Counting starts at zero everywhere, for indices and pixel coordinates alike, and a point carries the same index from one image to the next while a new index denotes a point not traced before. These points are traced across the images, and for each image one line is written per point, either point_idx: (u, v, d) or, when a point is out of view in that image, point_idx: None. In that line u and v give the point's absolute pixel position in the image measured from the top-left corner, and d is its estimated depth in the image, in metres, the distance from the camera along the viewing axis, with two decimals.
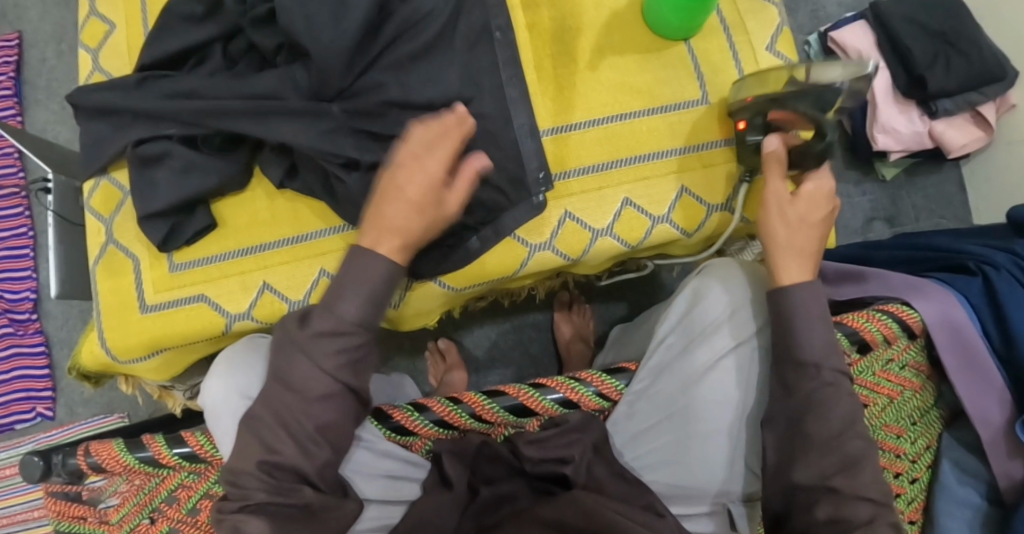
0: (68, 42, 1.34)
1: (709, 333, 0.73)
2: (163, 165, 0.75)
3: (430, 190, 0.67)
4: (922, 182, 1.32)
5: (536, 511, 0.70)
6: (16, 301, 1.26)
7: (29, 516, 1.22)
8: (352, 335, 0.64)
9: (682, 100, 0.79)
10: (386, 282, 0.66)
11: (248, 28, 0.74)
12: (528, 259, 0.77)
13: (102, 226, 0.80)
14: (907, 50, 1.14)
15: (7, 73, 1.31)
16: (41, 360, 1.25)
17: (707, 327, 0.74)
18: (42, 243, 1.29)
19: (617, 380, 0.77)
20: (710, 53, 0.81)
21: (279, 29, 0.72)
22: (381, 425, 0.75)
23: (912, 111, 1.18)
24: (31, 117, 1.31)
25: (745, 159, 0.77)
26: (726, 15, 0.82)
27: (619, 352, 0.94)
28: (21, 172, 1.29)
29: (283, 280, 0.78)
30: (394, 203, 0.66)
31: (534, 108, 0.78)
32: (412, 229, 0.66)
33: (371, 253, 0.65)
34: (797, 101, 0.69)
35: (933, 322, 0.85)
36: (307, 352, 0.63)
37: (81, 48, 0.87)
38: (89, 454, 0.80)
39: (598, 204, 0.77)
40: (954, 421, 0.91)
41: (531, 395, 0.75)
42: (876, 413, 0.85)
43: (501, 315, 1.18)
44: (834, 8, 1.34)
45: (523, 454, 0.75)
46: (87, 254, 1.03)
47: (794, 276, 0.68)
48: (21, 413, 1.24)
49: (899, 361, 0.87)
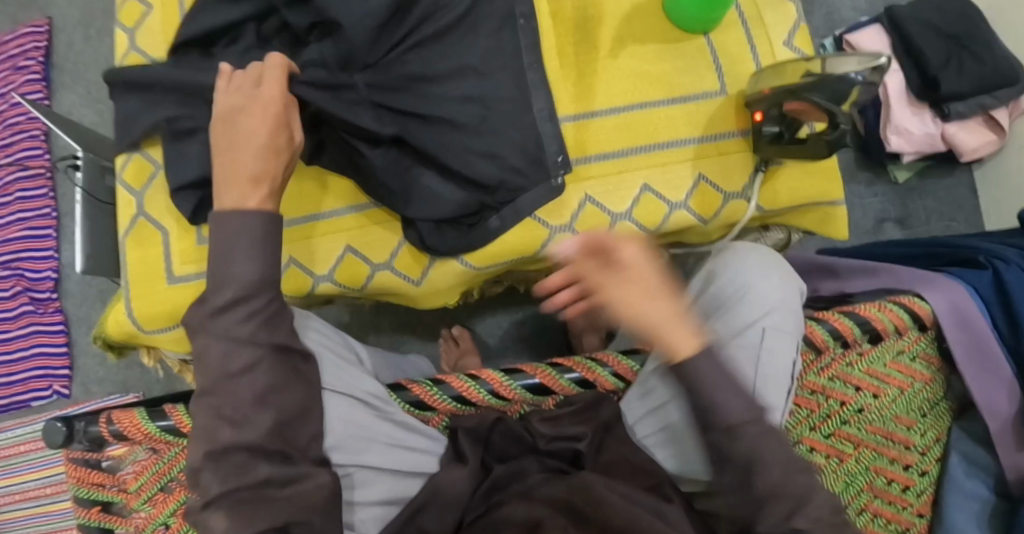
0: (95, 29, 1.37)
1: (722, 309, 0.76)
2: (193, 140, 0.77)
3: (257, 127, 0.68)
4: (933, 185, 1.33)
5: (541, 489, 0.70)
6: (38, 279, 1.28)
7: (42, 493, 1.24)
8: (248, 289, 0.62)
9: (701, 90, 0.81)
10: (262, 225, 0.64)
11: (280, 9, 0.76)
12: (548, 241, 0.78)
13: (133, 199, 0.82)
14: (920, 53, 1.16)
15: (36, 58, 1.34)
16: (60, 338, 1.27)
17: (720, 304, 0.77)
18: (65, 224, 1.32)
19: (633, 360, 0.79)
20: (729, 45, 0.82)
21: (310, 10, 0.74)
22: (400, 398, 0.77)
23: (925, 112, 1.20)
24: (58, 101, 1.34)
25: (762, 149, 0.78)
26: (745, 8, 0.84)
27: (634, 339, 0.95)
28: (46, 154, 1.31)
29: (306, 255, 0.78)
30: (232, 154, 0.67)
31: (556, 94, 0.80)
32: (266, 170, 0.67)
33: (233, 208, 0.64)
34: (811, 93, 0.69)
35: (944, 313, 0.87)
36: (213, 325, 0.61)
37: (117, 28, 0.91)
38: (110, 422, 0.81)
39: (617, 189, 0.79)
40: (963, 414, 0.92)
41: (549, 373, 0.77)
42: (885, 404, 0.87)
43: (514, 305, 1.19)
44: (848, 12, 1.35)
45: (536, 431, 0.77)
46: (112, 232, 1.05)
47: (685, 349, 0.64)
48: (37, 391, 1.26)
49: (910, 352, 0.88)
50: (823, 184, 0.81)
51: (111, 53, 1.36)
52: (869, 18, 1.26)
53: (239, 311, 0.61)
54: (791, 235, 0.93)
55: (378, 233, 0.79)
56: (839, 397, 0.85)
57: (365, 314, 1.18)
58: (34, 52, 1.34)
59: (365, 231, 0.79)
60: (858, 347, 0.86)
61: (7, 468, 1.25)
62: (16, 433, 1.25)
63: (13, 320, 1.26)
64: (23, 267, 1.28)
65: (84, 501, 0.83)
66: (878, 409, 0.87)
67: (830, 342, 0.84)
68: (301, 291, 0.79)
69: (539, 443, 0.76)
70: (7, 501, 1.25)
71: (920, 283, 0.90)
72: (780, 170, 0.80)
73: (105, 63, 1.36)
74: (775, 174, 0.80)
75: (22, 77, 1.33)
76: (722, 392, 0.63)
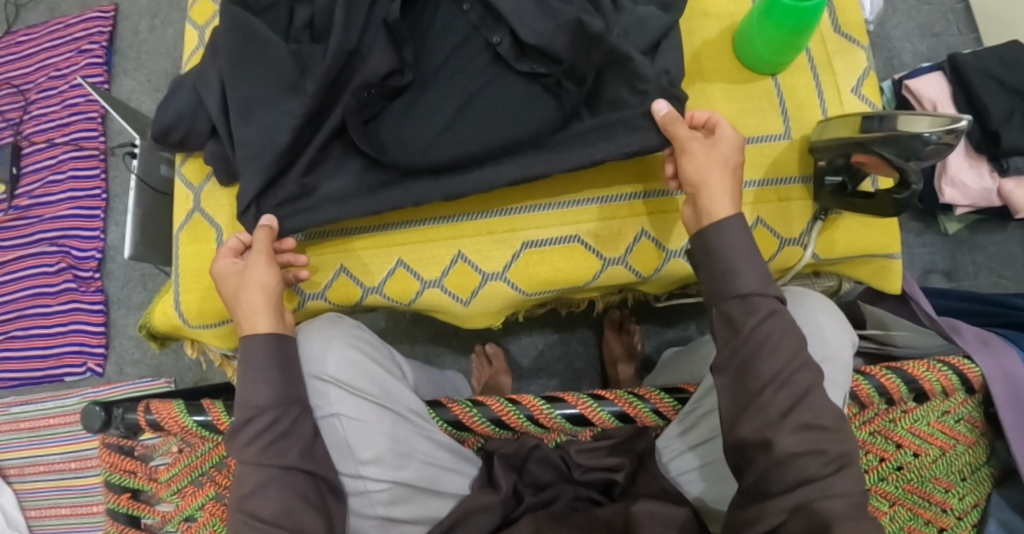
0: (161, 19, 1.39)
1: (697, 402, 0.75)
2: (244, 137, 0.77)
3: (267, 276, 0.72)
4: (984, 239, 1.30)
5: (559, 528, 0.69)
6: (82, 258, 1.30)
7: (68, 466, 1.26)
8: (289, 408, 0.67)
9: (767, 132, 0.81)
10: (275, 350, 0.69)
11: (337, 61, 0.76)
12: (601, 272, 0.80)
13: (190, 194, 0.86)
14: (980, 105, 1.13)
15: (99, 42, 1.37)
16: (98, 317, 1.28)
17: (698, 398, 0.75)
18: (113, 205, 1.33)
19: (674, 399, 0.77)
20: (797, 90, 0.82)
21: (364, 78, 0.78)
22: (439, 417, 0.78)
23: (983, 166, 1.15)
24: (117, 86, 1.37)
25: (823, 199, 0.77)
26: (815, 53, 0.83)
27: (671, 375, 0.94)
28: (102, 136, 1.33)
29: (361, 266, 0.81)
30: (245, 293, 0.71)
31: (619, 174, 0.80)
32: (273, 304, 0.71)
33: (252, 336, 0.69)
34: (882, 147, 0.68)
35: (993, 378, 0.81)
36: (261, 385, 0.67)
37: (188, 24, 0.93)
38: (149, 412, 0.81)
39: (676, 225, 0.79)
40: (1003, 480, 0.87)
41: (589, 404, 0.76)
42: (925, 463, 0.81)
43: (551, 326, 1.19)
44: (909, 57, 1.34)
45: (572, 461, 0.76)
46: (162, 222, 1.06)
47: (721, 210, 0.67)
48: (72, 366, 1.27)
49: (956, 414, 0.82)
50: (883, 239, 0.80)
51: (172, 44, 1.38)
52: (930, 64, 1.22)
53: (265, 417, 0.65)
54: (841, 283, 0.93)
55: (434, 249, 0.80)
56: (878, 452, 0.80)
57: (403, 321, 1.20)
58: (98, 36, 1.37)
59: (424, 246, 0.80)
60: (902, 405, 0.80)
61: (36, 439, 1.28)
62: (49, 405, 1.28)
63: (55, 296, 1.29)
64: (69, 245, 1.30)
65: (114, 487, 0.82)
66: (918, 469, 0.80)
67: (875, 398, 0.79)
68: (349, 300, 0.82)
69: (575, 474, 0.76)
70: (34, 470, 1.27)
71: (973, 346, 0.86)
72: (839, 218, 0.80)
73: (166, 53, 1.37)
74: (833, 223, 0.80)
75: (84, 60, 1.36)
76: (742, 275, 0.65)
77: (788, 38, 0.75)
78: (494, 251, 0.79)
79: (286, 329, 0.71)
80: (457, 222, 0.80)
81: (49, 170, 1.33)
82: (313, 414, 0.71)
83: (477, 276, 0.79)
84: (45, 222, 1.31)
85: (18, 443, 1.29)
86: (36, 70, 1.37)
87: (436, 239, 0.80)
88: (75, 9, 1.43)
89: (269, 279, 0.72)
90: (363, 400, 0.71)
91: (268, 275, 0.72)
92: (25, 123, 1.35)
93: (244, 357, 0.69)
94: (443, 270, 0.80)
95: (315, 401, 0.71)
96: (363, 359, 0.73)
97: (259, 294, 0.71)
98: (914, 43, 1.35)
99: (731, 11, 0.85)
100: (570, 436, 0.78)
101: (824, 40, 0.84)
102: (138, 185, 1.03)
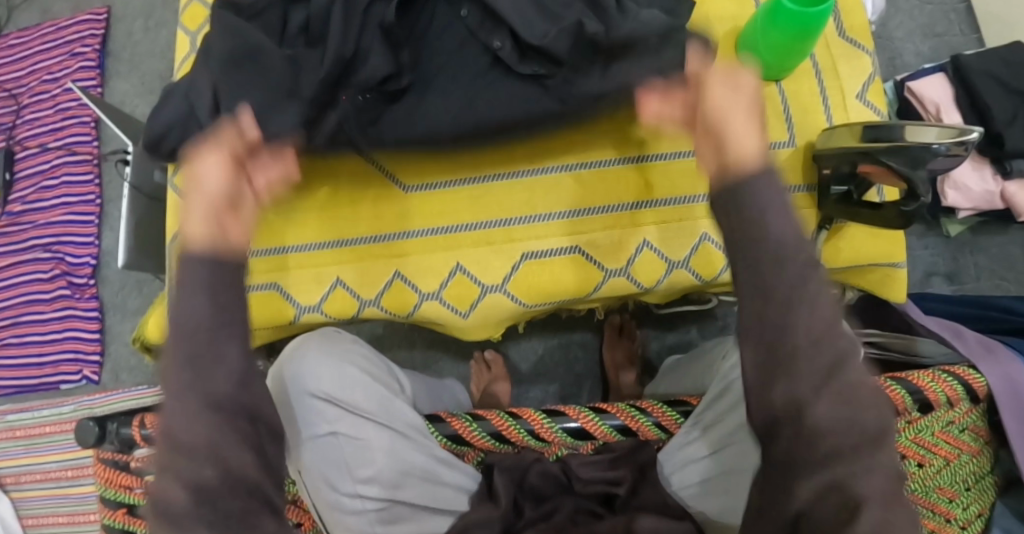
0: (154, 21, 1.37)
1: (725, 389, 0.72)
2: None
3: (217, 174, 0.56)
4: (987, 241, 1.28)
5: None
6: (77, 264, 1.28)
7: (64, 475, 1.25)
8: None
9: (771, 139, 0.79)
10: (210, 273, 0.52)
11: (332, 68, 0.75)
12: (602, 283, 0.79)
13: None
14: (983, 107, 1.12)
15: (92, 45, 1.35)
16: (93, 324, 1.27)
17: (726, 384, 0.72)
18: (108, 211, 1.32)
19: (676, 411, 0.77)
20: (801, 96, 0.81)
21: (360, 85, 0.77)
22: (439, 432, 0.78)
23: (986, 168, 1.14)
24: (111, 89, 1.35)
25: (827, 208, 0.76)
26: (819, 58, 0.82)
27: (673, 384, 0.93)
28: (95, 141, 1.32)
29: (358, 279, 0.80)
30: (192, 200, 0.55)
31: (617, 182, 0.79)
32: (218, 203, 0.55)
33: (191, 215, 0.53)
34: (888, 157, 0.67)
35: (997, 388, 0.80)
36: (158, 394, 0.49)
37: (181, 30, 0.91)
38: (144, 426, 0.80)
39: (677, 236, 0.78)
40: (1008, 489, 0.86)
41: (590, 418, 0.77)
42: (929, 474, 0.80)
43: (550, 331, 1.18)
44: (911, 58, 1.33)
45: (573, 474, 0.75)
46: (157, 229, 1.05)
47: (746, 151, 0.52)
48: (67, 374, 1.26)
49: (960, 424, 0.81)
50: (887, 248, 0.79)
51: (165, 46, 1.36)
52: (933, 65, 1.21)
53: None
54: (845, 290, 0.92)
55: (433, 260, 0.79)
56: None
57: (401, 327, 1.19)
58: (91, 39, 1.35)
59: (422, 259, 0.79)
60: (907, 416, 0.79)
61: (32, 447, 1.27)
62: (45, 413, 1.27)
63: (50, 302, 1.27)
64: (63, 251, 1.28)
65: (110, 502, 0.81)
66: (923, 480, 0.79)
67: None
68: (347, 312, 0.81)
69: (576, 486, 0.75)
70: (31, 479, 1.26)
71: (977, 355, 0.85)
72: (844, 227, 0.79)
73: (159, 55, 1.36)
74: (836, 232, 0.79)
75: (77, 63, 1.34)
76: None
77: (792, 43, 0.74)
78: (492, 263, 0.79)
79: (225, 236, 0.54)
80: (455, 233, 0.80)
81: (42, 175, 1.31)
82: (311, 433, 0.69)
83: (476, 288, 0.79)
84: (39, 227, 1.29)
85: (14, 451, 1.28)
86: (28, 73, 1.36)
87: (435, 251, 0.79)
88: (67, 11, 1.41)
89: (226, 185, 0.56)
90: (362, 417, 0.70)
91: (234, 211, 0.56)
92: (17, 128, 1.33)
93: (182, 279, 0.52)
94: (442, 282, 0.79)
95: (313, 419, 0.69)
96: (362, 376, 0.72)
97: (200, 208, 0.54)
98: (916, 43, 1.33)
99: (733, 15, 0.84)
100: (571, 450, 0.78)
101: (829, 45, 0.83)
102: (131, 192, 1.01)
